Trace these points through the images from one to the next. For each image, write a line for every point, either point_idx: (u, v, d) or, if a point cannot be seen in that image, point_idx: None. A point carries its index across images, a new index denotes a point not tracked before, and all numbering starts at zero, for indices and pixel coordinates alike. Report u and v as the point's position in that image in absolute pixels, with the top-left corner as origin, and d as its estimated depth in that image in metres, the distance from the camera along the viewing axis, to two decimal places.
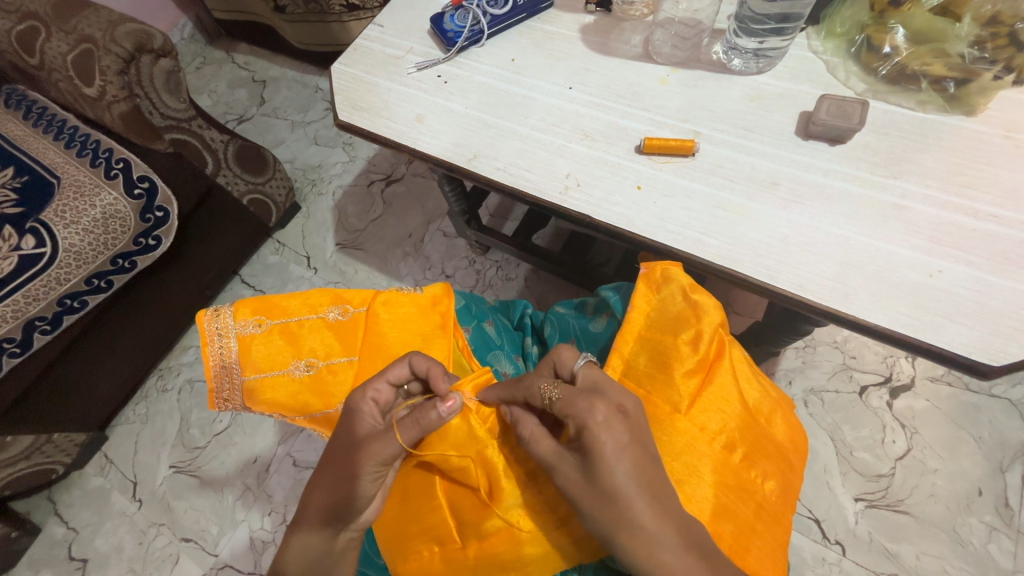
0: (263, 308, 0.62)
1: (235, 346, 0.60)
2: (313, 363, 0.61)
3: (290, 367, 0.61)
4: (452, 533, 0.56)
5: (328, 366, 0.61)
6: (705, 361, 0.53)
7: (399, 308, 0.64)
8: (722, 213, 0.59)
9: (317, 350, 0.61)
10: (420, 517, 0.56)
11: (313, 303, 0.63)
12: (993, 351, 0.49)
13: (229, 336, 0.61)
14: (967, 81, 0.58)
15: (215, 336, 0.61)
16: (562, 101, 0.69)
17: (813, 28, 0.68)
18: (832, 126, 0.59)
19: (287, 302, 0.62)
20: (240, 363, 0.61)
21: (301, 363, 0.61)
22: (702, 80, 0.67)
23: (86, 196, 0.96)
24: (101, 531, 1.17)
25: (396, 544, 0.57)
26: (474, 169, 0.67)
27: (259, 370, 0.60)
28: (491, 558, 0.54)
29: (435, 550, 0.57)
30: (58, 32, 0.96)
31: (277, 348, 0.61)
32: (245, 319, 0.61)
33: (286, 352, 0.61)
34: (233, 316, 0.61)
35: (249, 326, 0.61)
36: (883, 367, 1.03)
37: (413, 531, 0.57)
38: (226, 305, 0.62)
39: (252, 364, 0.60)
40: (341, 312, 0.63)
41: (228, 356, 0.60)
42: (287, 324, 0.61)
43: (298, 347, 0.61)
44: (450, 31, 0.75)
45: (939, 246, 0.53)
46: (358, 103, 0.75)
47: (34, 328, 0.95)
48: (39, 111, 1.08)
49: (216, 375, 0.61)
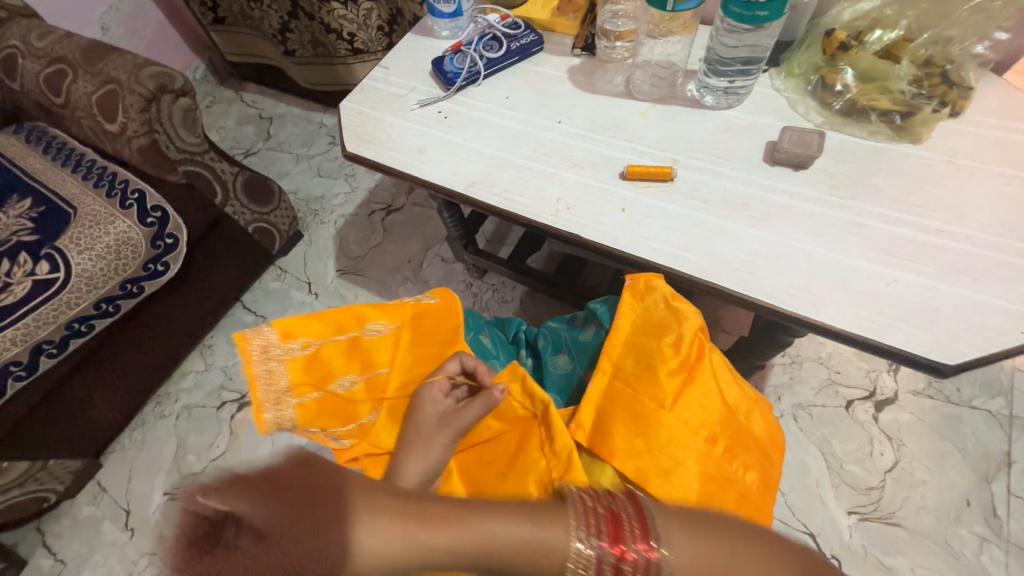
0: (306, 331, 0.69)
1: (281, 367, 0.69)
2: (355, 378, 0.71)
3: (335, 382, 0.71)
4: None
5: (367, 379, 0.72)
6: (687, 361, 0.58)
7: (423, 322, 0.73)
8: (699, 231, 0.64)
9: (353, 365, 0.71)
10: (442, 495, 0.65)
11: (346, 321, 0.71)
12: (949, 351, 0.53)
13: (276, 356, 0.69)
14: (911, 114, 0.66)
15: (261, 356, 0.68)
16: (552, 134, 0.76)
17: (774, 70, 0.76)
18: (793, 154, 0.66)
19: (319, 323, 0.70)
20: (285, 380, 0.69)
21: (344, 378, 0.71)
22: (678, 115, 0.75)
23: (101, 224, 1.01)
24: (89, 562, 1.14)
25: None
26: (472, 194, 0.73)
27: (304, 386, 0.70)
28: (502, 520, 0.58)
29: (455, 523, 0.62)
30: (85, 74, 1.03)
31: (320, 365, 0.70)
32: (291, 340, 0.69)
33: (334, 369, 0.71)
34: (278, 337, 0.68)
35: (295, 347, 0.69)
36: (866, 381, 1.07)
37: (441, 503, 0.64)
38: (268, 326, 0.69)
39: (298, 380, 0.70)
40: (377, 328, 0.72)
41: (275, 375, 0.69)
42: (328, 344, 0.70)
43: (338, 365, 0.71)
44: (450, 72, 0.83)
45: (896, 258, 0.59)
46: (365, 136, 0.82)
47: (41, 351, 0.98)
48: (59, 146, 1.14)
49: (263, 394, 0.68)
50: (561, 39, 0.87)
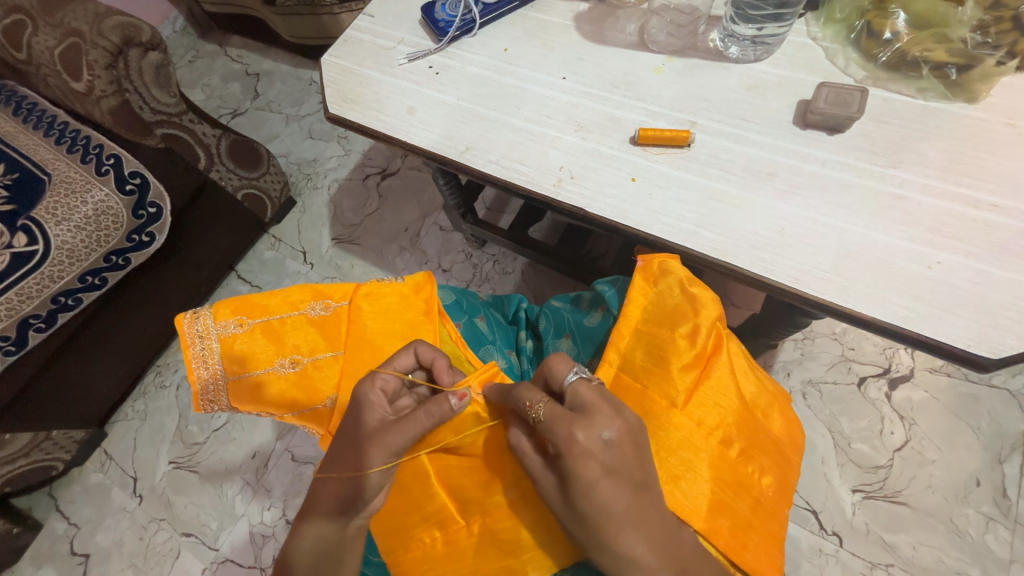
0: (245, 308, 0.62)
1: (216, 347, 0.61)
2: (298, 360, 0.60)
3: (274, 365, 0.60)
4: (453, 513, 0.55)
5: (314, 363, 0.61)
6: (703, 355, 0.53)
7: (382, 299, 0.63)
8: (717, 205, 0.58)
9: (301, 346, 0.61)
10: (419, 503, 0.56)
11: (295, 301, 0.62)
12: (992, 344, 0.48)
13: (211, 338, 0.61)
14: (969, 68, 0.57)
15: (196, 339, 0.61)
16: (555, 92, 0.68)
17: (812, 14, 0.66)
18: (830, 115, 0.58)
19: (267, 301, 0.62)
20: (223, 363, 0.61)
21: (286, 360, 0.60)
22: (698, 70, 0.66)
23: (77, 192, 0.95)
24: (102, 526, 1.18)
25: (394, 535, 0.56)
26: (466, 161, 0.66)
27: (245, 369, 0.61)
28: (493, 536, 0.54)
29: (437, 535, 0.55)
30: (45, 26, 0.94)
31: (260, 346, 0.61)
32: (226, 320, 0.61)
33: (273, 350, 0.61)
34: (214, 317, 0.61)
35: (230, 327, 0.61)
36: (882, 358, 1.03)
37: (413, 519, 0.56)
38: (207, 308, 0.62)
39: (236, 363, 0.61)
40: (323, 307, 0.62)
41: (210, 358, 0.61)
42: (270, 322, 0.61)
43: (281, 345, 0.61)
44: (441, 21, 0.74)
45: (939, 237, 0.52)
46: (348, 96, 0.74)
47: (29, 326, 0.95)
48: (29, 106, 1.07)
49: (200, 378, 0.62)
50: None
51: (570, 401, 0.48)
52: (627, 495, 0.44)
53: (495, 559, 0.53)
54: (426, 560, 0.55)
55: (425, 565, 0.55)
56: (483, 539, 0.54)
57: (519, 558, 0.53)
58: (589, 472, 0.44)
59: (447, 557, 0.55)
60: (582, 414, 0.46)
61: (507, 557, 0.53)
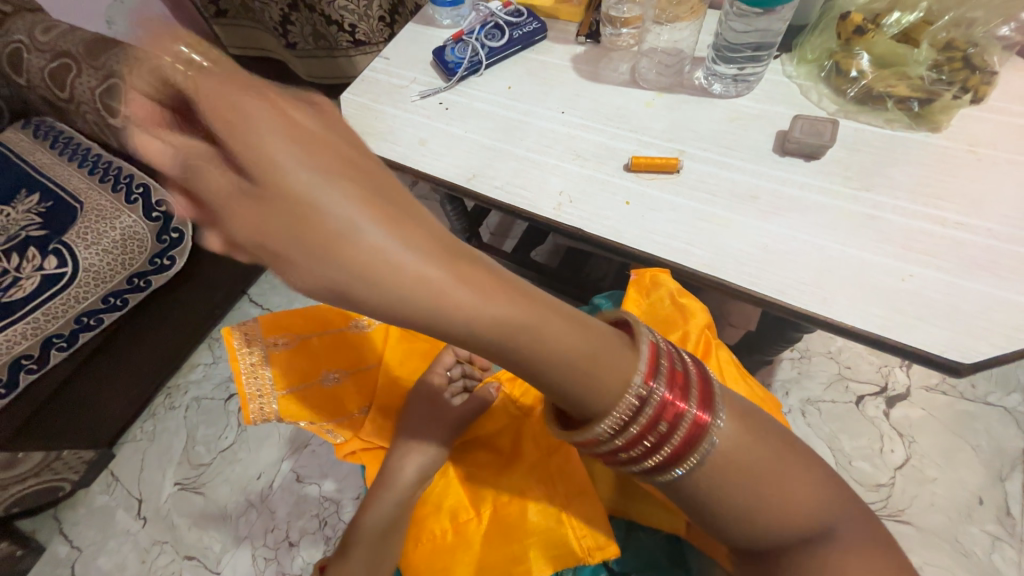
0: (294, 326, 0.71)
1: (267, 359, 0.68)
2: (342, 372, 0.72)
3: (321, 376, 0.71)
4: (465, 503, 0.62)
5: (358, 373, 0.74)
6: (693, 358, 0.58)
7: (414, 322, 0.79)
8: (705, 225, 0.63)
9: (346, 359, 0.73)
10: (437, 492, 0.65)
11: (338, 320, 0.74)
12: (965, 350, 0.51)
13: (262, 353, 0.68)
14: (930, 101, 0.63)
15: (248, 352, 0.68)
16: (555, 125, 0.74)
17: (786, 56, 0.73)
18: (805, 143, 0.63)
19: (313, 319, 0.72)
20: (273, 374, 0.68)
21: (331, 374, 0.72)
22: (685, 104, 0.72)
23: (107, 219, 1.01)
24: (104, 549, 1.17)
25: (416, 522, 0.64)
26: (473, 187, 0.71)
27: (291, 381, 0.69)
28: (501, 523, 0.59)
29: (448, 526, 0.61)
30: (88, 69, 1.03)
31: (307, 359, 0.71)
32: (276, 335, 0.70)
33: (321, 362, 0.72)
34: (264, 332, 0.69)
35: (281, 343, 0.70)
36: (877, 376, 1.05)
37: (431, 506, 0.63)
38: (256, 323, 0.69)
39: (283, 377, 0.69)
40: (364, 326, 0.75)
41: (261, 369, 0.68)
42: (318, 338, 0.72)
43: (328, 358, 0.72)
44: (451, 62, 0.82)
45: (911, 253, 0.57)
46: (365, 129, 0.81)
47: (51, 345, 0.99)
48: (65, 140, 1.15)
49: (249, 391, 0.67)
50: (564, 27, 0.85)
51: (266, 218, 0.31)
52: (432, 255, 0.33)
53: (500, 548, 0.58)
54: (436, 550, 0.60)
55: (433, 556, 0.60)
56: (492, 526, 0.60)
57: (521, 544, 0.58)
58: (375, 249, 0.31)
59: (456, 546, 0.60)
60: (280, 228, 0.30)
61: (513, 544, 0.58)
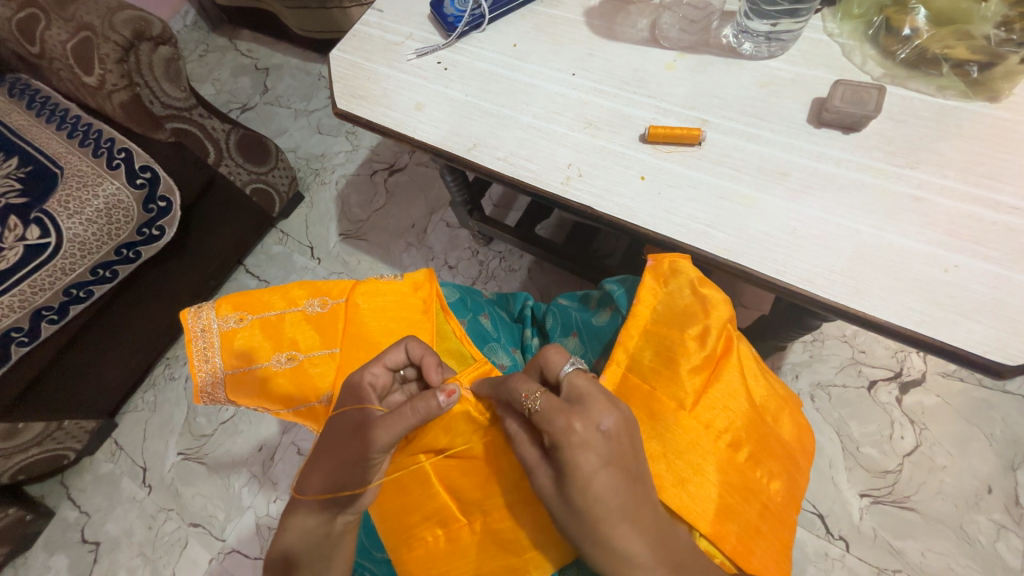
0: (245, 304, 0.63)
1: (219, 341, 0.62)
2: (295, 356, 0.61)
3: (271, 360, 0.61)
4: (455, 511, 0.56)
5: (311, 359, 0.61)
6: (712, 358, 0.52)
7: (380, 298, 0.64)
8: (728, 204, 0.57)
9: (299, 341, 0.61)
10: (420, 502, 0.56)
11: (294, 297, 0.63)
12: (1009, 350, 0.47)
13: (212, 332, 0.62)
14: (991, 65, 0.56)
15: (199, 333, 0.62)
16: (565, 88, 0.67)
17: (828, 10, 0.65)
18: (846, 113, 0.56)
19: (268, 296, 0.63)
20: (226, 356, 0.62)
21: (283, 356, 0.61)
22: (711, 66, 0.65)
23: (89, 186, 0.96)
24: (111, 515, 1.19)
25: (397, 533, 0.56)
26: (474, 158, 0.65)
27: (244, 363, 0.62)
28: (494, 536, 0.54)
29: (439, 533, 0.56)
30: (58, 20, 0.95)
31: (260, 341, 0.62)
32: (227, 314, 0.63)
33: (271, 345, 0.61)
34: (216, 311, 0.63)
35: (231, 321, 0.62)
36: (893, 362, 1.01)
37: (415, 519, 0.56)
38: (210, 302, 0.64)
39: (235, 358, 0.62)
40: (321, 303, 0.63)
41: (212, 352, 0.62)
42: (269, 318, 0.62)
43: (280, 341, 0.62)
44: (451, 16, 0.73)
45: (957, 240, 0.51)
46: (356, 91, 0.74)
47: (41, 318, 0.96)
48: (42, 100, 1.08)
49: (201, 373, 0.62)
50: None
51: (567, 393, 0.49)
52: (622, 490, 0.45)
53: (498, 556, 0.54)
54: (429, 559, 0.55)
55: (430, 564, 0.55)
56: (484, 538, 0.54)
57: (521, 558, 0.53)
58: (582, 468, 0.44)
59: (449, 555, 0.55)
60: (577, 406, 0.47)
61: (509, 556, 0.53)
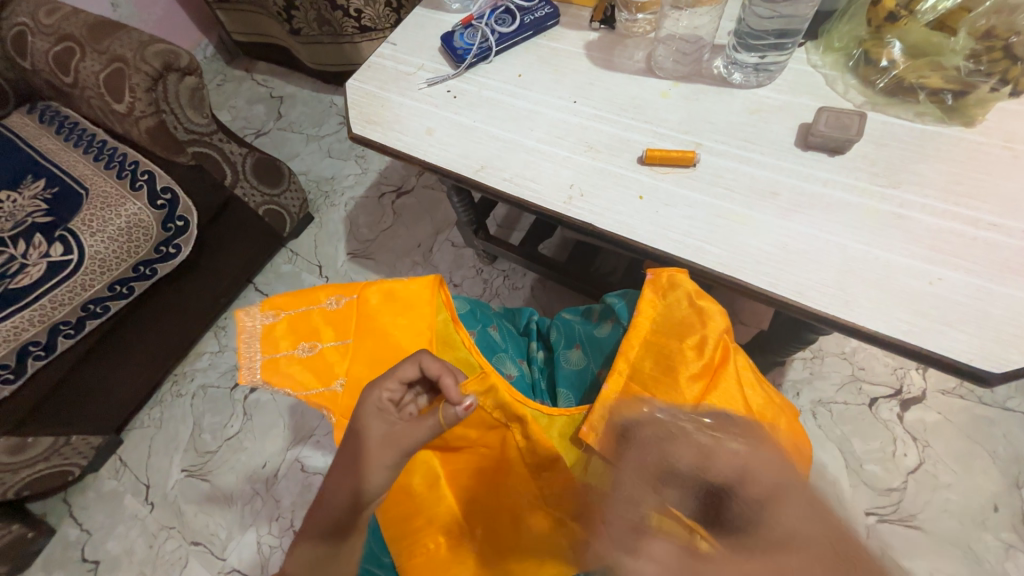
0: (278, 299, 0.67)
1: (252, 333, 0.66)
2: (314, 346, 0.64)
3: (292, 349, 0.64)
4: None
5: (329, 349, 0.64)
6: (709, 366, 0.55)
7: (395, 294, 0.66)
8: (722, 222, 0.60)
9: (320, 332, 0.65)
10: None
11: (318, 293, 0.67)
12: (994, 358, 0.49)
13: (249, 327, 0.66)
14: (964, 93, 0.60)
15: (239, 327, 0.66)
16: (567, 115, 0.72)
17: (811, 44, 0.70)
18: (830, 137, 0.60)
19: (298, 293, 0.67)
20: (254, 346, 0.65)
21: (304, 345, 0.64)
22: (702, 94, 0.69)
23: (112, 206, 1.01)
24: (113, 533, 1.19)
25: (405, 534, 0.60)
26: (482, 179, 0.69)
27: (269, 352, 0.64)
28: None
29: None
30: (92, 52, 1.01)
31: (285, 332, 0.65)
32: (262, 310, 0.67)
33: (295, 335, 0.65)
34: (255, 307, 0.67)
35: (264, 316, 0.66)
36: (893, 379, 1.02)
37: None
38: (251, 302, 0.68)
39: (262, 347, 0.65)
40: (340, 299, 0.66)
41: (246, 342, 0.65)
42: (295, 313, 0.66)
43: (303, 332, 0.65)
44: (460, 48, 0.79)
45: (939, 254, 0.54)
46: (371, 117, 0.78)
47: (59, 332, 0.99)
48: (70, 126, 1.14)
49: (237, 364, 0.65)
50: (578, 12, 0.81)
51: None
52: None
53: None
54: None
55: None
56: None
57: None
58: None
59: None
60: None
61: None
